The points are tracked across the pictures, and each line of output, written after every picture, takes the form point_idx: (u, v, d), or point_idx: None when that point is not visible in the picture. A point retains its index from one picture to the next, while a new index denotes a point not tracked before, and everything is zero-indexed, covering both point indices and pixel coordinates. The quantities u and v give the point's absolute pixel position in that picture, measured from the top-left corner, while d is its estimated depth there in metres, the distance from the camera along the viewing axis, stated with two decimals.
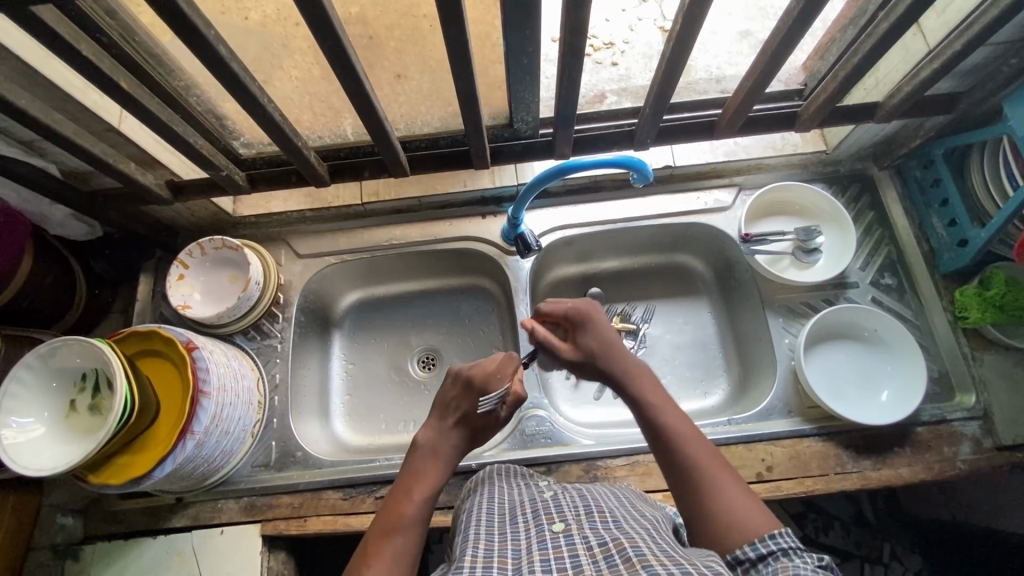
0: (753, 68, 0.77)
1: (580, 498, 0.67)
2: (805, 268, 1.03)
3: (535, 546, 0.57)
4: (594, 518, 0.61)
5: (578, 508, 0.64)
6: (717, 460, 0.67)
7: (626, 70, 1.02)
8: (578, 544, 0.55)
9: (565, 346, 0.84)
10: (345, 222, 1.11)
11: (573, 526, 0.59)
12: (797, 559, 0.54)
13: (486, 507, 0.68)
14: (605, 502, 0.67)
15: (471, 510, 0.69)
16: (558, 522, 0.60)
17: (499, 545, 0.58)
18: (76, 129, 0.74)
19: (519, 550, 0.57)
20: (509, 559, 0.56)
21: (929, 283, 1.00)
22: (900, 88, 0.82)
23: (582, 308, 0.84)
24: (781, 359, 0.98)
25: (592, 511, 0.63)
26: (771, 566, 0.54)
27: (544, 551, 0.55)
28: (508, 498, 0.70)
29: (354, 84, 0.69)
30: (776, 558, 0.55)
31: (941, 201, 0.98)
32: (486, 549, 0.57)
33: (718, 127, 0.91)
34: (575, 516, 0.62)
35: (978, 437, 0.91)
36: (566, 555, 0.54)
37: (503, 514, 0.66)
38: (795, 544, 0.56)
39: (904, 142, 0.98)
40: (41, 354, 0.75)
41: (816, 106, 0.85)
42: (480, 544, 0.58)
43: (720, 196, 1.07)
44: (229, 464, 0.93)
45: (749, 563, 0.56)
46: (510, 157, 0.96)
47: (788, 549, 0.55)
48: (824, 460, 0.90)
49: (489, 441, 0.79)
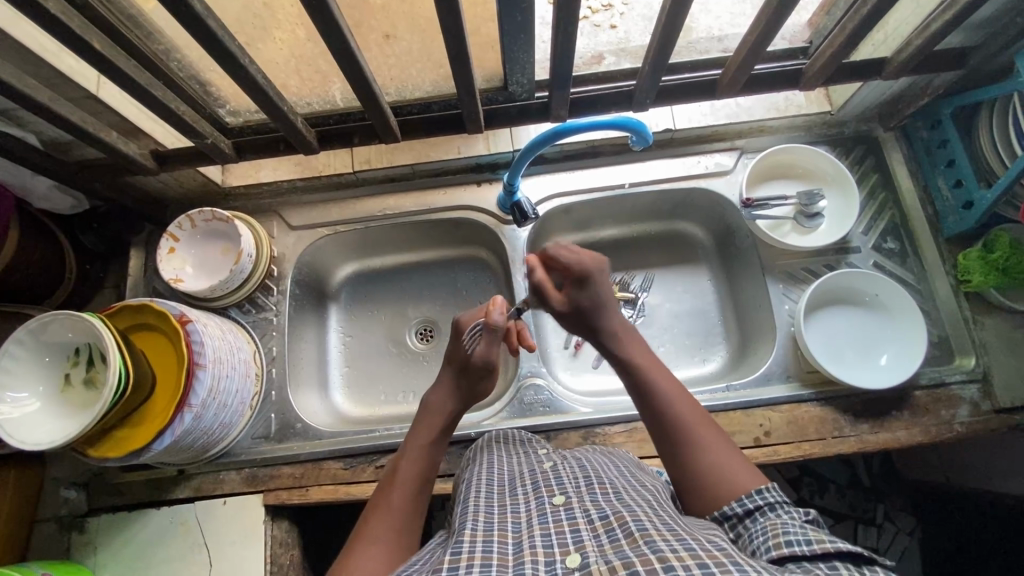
0: (755, 23, 0.74)
1: (580, 469, 0.68)
2: (806, 232, 1.01)
3: (536, 519, 0.57)
4: (595, 490, 0.62)
5: (579, 481, 0.64)
6: (705, 419, 0.70)
7: (625, 33, 0.97)
8: (579, 518, 0.56)
9: (557, 294, 0.82)
10: (338, 192, 1.09)
11: (574, 500, 0.60)
12: (783, 512, 0.57)
13: (485, 479, 0.68)
14: (605, 472, 0.67)
15: (470, 481, 0.69)
16: (558, 495, 0.61)
17: (498, 518, 0.59)
18: (51, 96, 0.71)
19: (518, 524, 0.58)
20: (510, 532, 0.56)
21: (933, 246, 0.98)
22: (909, 42, 0.79)
23: (590, 264, 0.80)
24: (781, 325, 0.97)
25: (594, 483, 0.63)
26: (758, 520, 0.57)
27: (544, 525, 0.56)
28: (507, 470, 0.71)
29: (338, 43, 0.65)
30: (762, 512, 0.58)
31: (947, 161, 0.95)
32: (486, 523, 0.58)
33: (719, 87, 0.88)
34: (575, 490, 0.62)
35: (976, 401, 0.91)
36: (567, 530, 0.54)
37: (502, 486, 0.66)
38: (781, 499, 0.59)
39: (911, 101, 0.96)
40: (33, 329, 0.74)
41: (821, 63, 0.81)
42: (480, 516, 0.59)
43: (721, 160, 1.04)
44: (229, 436, 0.93)
45: (736, 518, 0.59)
46: (504, 121, 0.93)
47: (773, 504, 0.58)
48: (822, 425, 0.90)
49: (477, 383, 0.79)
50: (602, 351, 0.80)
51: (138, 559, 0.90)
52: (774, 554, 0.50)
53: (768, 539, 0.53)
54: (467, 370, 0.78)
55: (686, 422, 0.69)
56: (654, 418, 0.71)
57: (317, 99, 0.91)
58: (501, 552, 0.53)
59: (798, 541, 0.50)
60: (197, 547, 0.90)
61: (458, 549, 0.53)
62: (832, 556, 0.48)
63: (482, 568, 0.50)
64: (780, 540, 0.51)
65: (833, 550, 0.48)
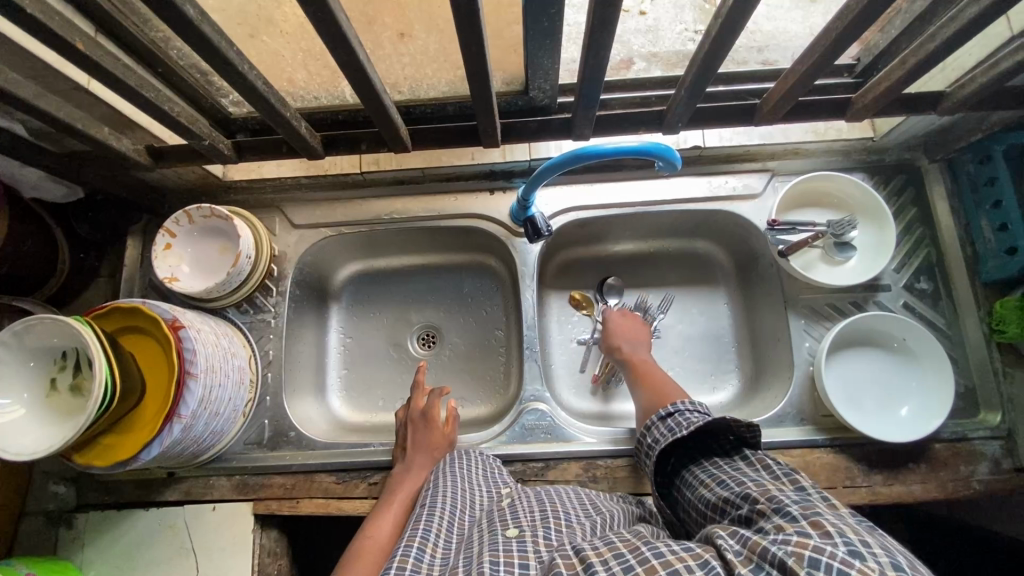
0: (807, 51, 0.66)
1: (539, 501, 0.64)
2: (835, 265, 0.95)
3: (486, 549, 0.54)
4: (550, 524, 0.58)
5: (535, 514, 0.61)
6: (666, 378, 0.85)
7: (655, 20, 0.88)
8: (531, 553, 0.53)
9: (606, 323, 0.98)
10: (343, 191, 1.04)
11: (527, 533, 0.56)
12: (691, 413, 0.68)
13: (446, 505, 0.67)
14: (563, 506, 0.64)
15: (427, 501, 0.69)
16: (512, 528, 0.58)
17: (449, 558, 0.58)
18: (36, 90, 0.65)
19: (470, 558, 0.55)
20: (460, 568, 0.53)
21: (968, 290, 0.93)
22: (973, 78, 0.72)
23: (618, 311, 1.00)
24: (799, 363, 0.93)
25: (550, 517, 0.60)
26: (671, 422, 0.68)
27: (494, 552, 0.53)
28: (473, 510, 0.69)
29: (345, 53, 0.60)
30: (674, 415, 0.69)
31: (992, 202, 0.89)
32: (434, 560, 0.58)
33: (759, 113, 0.81)
34: (530, 523, 0.59)
35: (998, 458, 0.86)
36: (516, 562, 0.51)
37: (462, 523, 0.66)
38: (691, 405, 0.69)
39: (959, 136, 0.89)
40: (15, 332, 0.71)
41: (875, 93, 0.74)
42: (426, 541, 0.60)
43: (750, 181, 0.98)
44: (220, 442, 0.90)
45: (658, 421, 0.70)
46: (523, 135, 0.87)
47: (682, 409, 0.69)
48: (834, 473, 0.86)
49: (420, 429, 0.90)
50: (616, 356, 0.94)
51: (125, 560, 0.89)
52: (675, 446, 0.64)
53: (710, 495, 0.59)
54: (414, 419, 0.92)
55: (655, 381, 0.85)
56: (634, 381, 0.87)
57: (324, 93, 0.84)
58: None
59: (729, 489, 0.57)
60: (184, 551, 0.89)
61: None
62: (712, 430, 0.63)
63: None
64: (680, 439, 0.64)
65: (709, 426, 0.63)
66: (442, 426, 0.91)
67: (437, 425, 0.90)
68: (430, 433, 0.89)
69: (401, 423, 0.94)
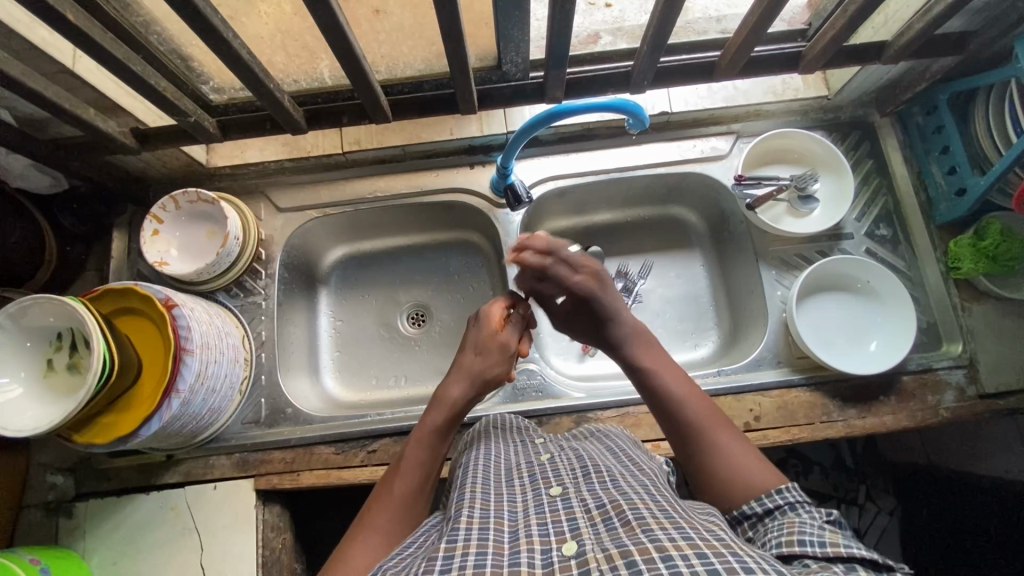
0: (756, 4, 0.72)
1: (578, 459, 0.63)
2: (800, 216, 1.00)
3: (532, 510, 0.53)
4: (593, 479, 0.56)
5: (576, 472, 0.59)
6: (716, 416, 0.68)
7: (620, 11, 0.89)
8: (576, 508, 0.51)
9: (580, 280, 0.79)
10: (326, 173, 1.06)
11: (571, 491, 0.55)
12: (803, 512, 0.56)
13: (483, 465, 0.63)
14: (602, 460, 0.62)
15: (466, 462, 0.66)
16: (555, 487, 0.56)
17: (496, 506, 0.54)
18: (25, 71, 0.67)
19: (515, 512, 0.53)
20: (506, 520, 0.51)
21: (925, 233, 0.98)
22: (910, 26, 0.78)
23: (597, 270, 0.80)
24: (773, 310, 0.98)
25: (592, 472, 0.58)
26: (778, 519, 0.56)
27: (541, 515, 0.51)
28: (504, 460, 0.66)
29: (326, 17, 0.63)
30: (783, 512, 0.56)
31: (942, 147, 0.95)
32: (483, 510, 0.53)
33: (718, 69, 0.86)
34: (573, 481, 0.57)
35: (962, 386, 0.92)
36: (564, 519, 0.50)
37: (498, 472, 0.62)
38: (802, 500, 0.57)
39: (908, 86, 0.94)
40: (11, 314, 0.71)
41: (822, 45, 0.80)
42: (477, 488, 0.57)
43: (716, 144, 1.03)
44: (218, 421, 0.92)
45: (756, 517, 0.58)
46: (498, 101, 0.91)
47: (794, 504, 0.57)
48: (812, 409, 0.91)
49: (483, 342, 0.79)
50: (617, 357, 0.77)
51: (128, 543, 0.90)
52: (784, 549, 0.50)
53: (781, 534, 0.52)
54: (481, 345, 0.79)
55: (702, 426, 0.67)
56: (666, 415, 0.69)
57: (303, 75, 0.87)
58: (497, 541, 0.48)
59: (811, 541, 0.49)
60: (187, 531, 0.90)
61: (453, 537, 0.48)
62: (844, 558, 0.47)
63: (478, 557, 0.45)
64: (793, 537, 0.50)
65: (846, 554, 0.47)
66: (493, 330, 0.80)
67: (487, 322, 0.80)
68: (482, 338, 0.79)
69: (469, 325, 0.83)
